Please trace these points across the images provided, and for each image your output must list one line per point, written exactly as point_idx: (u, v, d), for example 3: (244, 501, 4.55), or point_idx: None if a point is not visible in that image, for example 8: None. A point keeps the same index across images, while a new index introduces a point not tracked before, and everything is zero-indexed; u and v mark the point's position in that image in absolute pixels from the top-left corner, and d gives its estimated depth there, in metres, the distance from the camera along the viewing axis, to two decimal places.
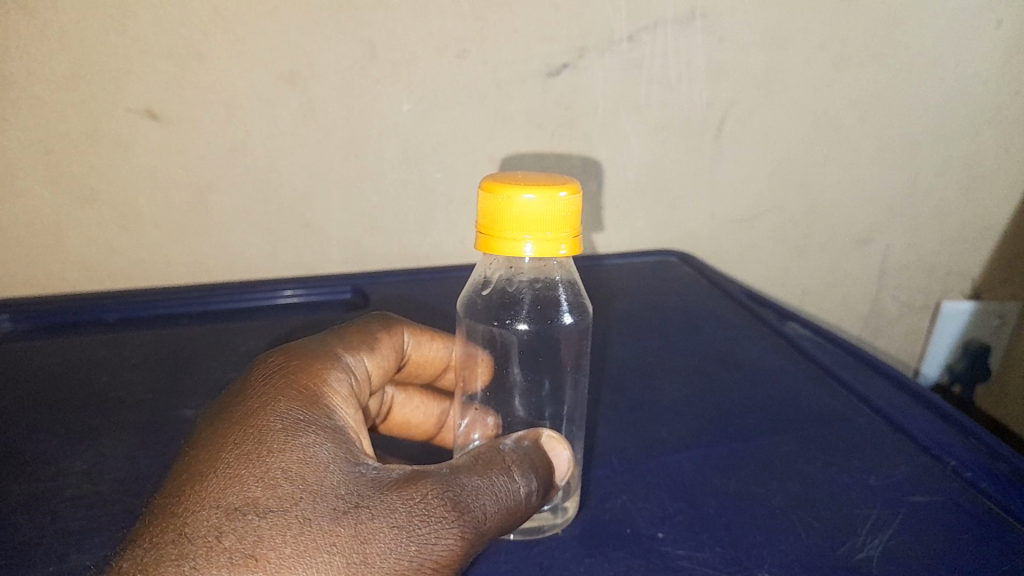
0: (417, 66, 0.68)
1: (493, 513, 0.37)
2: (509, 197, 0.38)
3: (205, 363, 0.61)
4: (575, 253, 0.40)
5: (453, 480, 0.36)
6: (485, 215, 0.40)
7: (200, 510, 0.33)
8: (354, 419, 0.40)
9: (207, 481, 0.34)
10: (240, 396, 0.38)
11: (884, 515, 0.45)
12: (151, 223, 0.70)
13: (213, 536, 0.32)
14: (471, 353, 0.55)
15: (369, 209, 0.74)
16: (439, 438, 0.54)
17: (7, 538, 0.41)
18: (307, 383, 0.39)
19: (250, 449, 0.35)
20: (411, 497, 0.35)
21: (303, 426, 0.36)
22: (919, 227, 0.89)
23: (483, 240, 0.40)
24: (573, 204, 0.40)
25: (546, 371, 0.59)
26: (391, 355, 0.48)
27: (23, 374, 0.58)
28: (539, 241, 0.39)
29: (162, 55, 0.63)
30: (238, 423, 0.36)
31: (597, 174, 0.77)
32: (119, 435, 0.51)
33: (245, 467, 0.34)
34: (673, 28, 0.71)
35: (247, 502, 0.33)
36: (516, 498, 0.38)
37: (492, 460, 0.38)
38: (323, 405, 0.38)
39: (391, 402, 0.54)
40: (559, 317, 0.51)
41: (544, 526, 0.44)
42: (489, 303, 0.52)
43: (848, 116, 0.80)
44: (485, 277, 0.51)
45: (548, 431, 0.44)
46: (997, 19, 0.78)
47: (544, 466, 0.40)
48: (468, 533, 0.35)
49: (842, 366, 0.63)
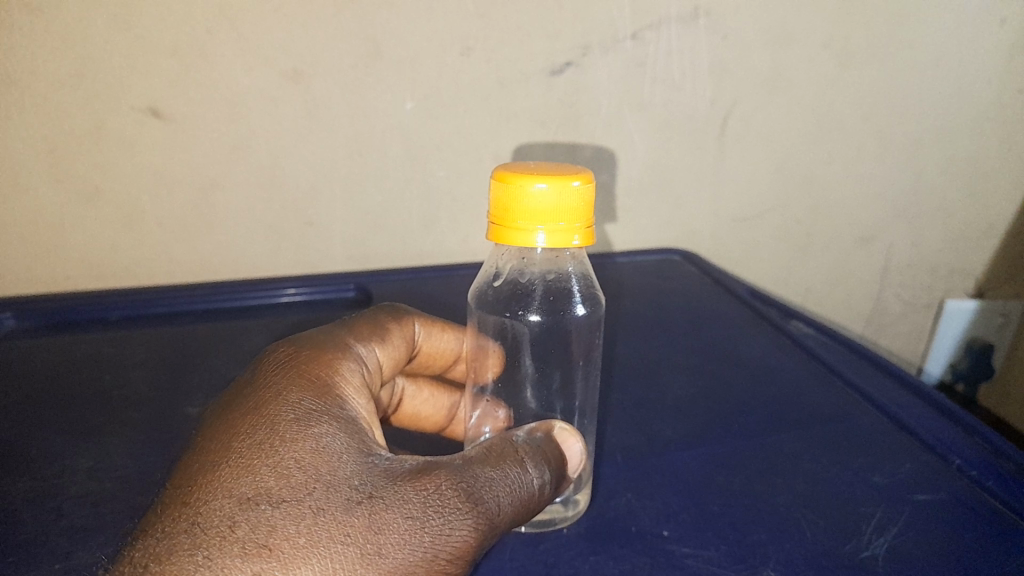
0: (421, 64, 0.68)
1: (506, 506, 0.36)
2: (522, 187, 0.38)
3: (211, 360, 0.61)
4: (587, 244, 0.40)
5: (466, 471, 0.36)
6: (497, 205, 0.40)
7: (211, 500, 0.33)
8: (366, 409, 0.40)
9: (219, 471, 0.34)
10: (251, 386, 0.38)
11: (890, 514, 0.45)
12: (154, 221, 0.70)
13: (226, 526, 0.32)
14: (483, 345, 0.55)
15: (372, 208, 0.74)
16: (449, 431, 0.54)
17: (12, 535, 0.41)
18: (318, 373, 0.39)
19: (262, 438, 0.35)
20: (425, 488, 0.35)
21: (315, 416, 0.36)
22: (923, 225, 0.89)
23: (494, 231, 0.40)
24: (586, 194, 0.40)
25: (557, 366, 0.58)
26: (402, 346, 0.48)
27: (29, 371, 0.58)
28: (552, 232, 0.39)
29: (166, 52, 0.63)
30: (249, 413, 0.36)
31: (600, 173, 0.77)
32: (124, 432, 0.51)
33: (257, 457, 0.34)
34: (676, 25, 0.71)
35: (259, 492, 0.33)
36: (529, 490, 0.38)
37: (505, 452, 0.38)
38: (334, 395, 0.38)
39: (401, 393, 0.53)
40: (572, 309, 0.51)
41: (554, 520, 0.44)
42: (499, 295, 0.52)
43: (852, 115, 0.80)
44: (497, 269, 0.51)
45: (561, 423, 0.44)
46: (1002, 17, 0.78)
47: (556, 458, 0.40)
48: (482, 524, 0.35)
49: (845, 364, 0.63)
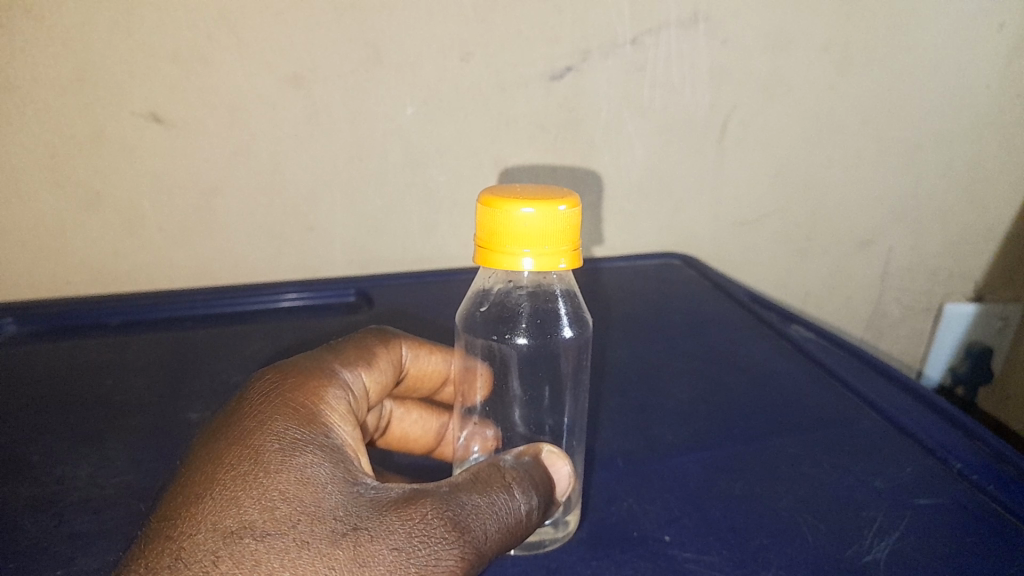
0: (422, 69, 0.68)
1: (494, 532, 0.36)
2: (507, 212, 0.38)
3: (209, 366, 0.61)
4: (575, 266, 0.40)
5: (453, 499, 0.36)
6: (483, 229, 0.40)
7: (195, 534, 0.33)
8: (352, 437, 0.40)
9: (204, 502, 0.34)
10: (236, 413, 0.38)
11: (892, 518, 0.45)
12: (155, 226, 0.70)
13: (211, 561, 0.32)
14: (470, 366, 0.55)
15: (373, 212, 0.74)
16: (438, 453, 0.53)
17: (14, 540, 0.40)
18: (304, 401, 0.39)
19: (247, 470, 0.35)
20: (411, 517, 0.35)
21: (300, 445, 0.36)
22: (922, 229, 0.89)
23: (481, 253, 0.40)
24: (573, 217, 0.39)
25: (546, 386, 0.57)
26: (389, 370, 0.48)
27: (28, 377, 0.58)
28: (538, 255, 0.38)
29: (167, 58, 0.63)
30: (234, 443, 0.36)
31: (600, 179, 0.77)
32: (126, 438, 0.51)
33: (242, 489, 0.34)
34: (676, 31, 0.72)
35: (244, 525, 0.33)
36: (517, 516, 0.38)
37: (492, 478, 0.38)
38: (320, 423, 0.38)
39: (390, 416, 0.53)
40: (559, 331, 0.51)
41: (545, 541, 0.43)
42: (486, 317, 0.52)
43: (851, 119, 0.81)
44: (483, 292, 0.51)
45: (549, 445, 0.43)
46: (999, 21, 0.78)
47: (545, 482, 0.40)
48: (469, 553, 0.35)
49: (845, 368, 0.63)
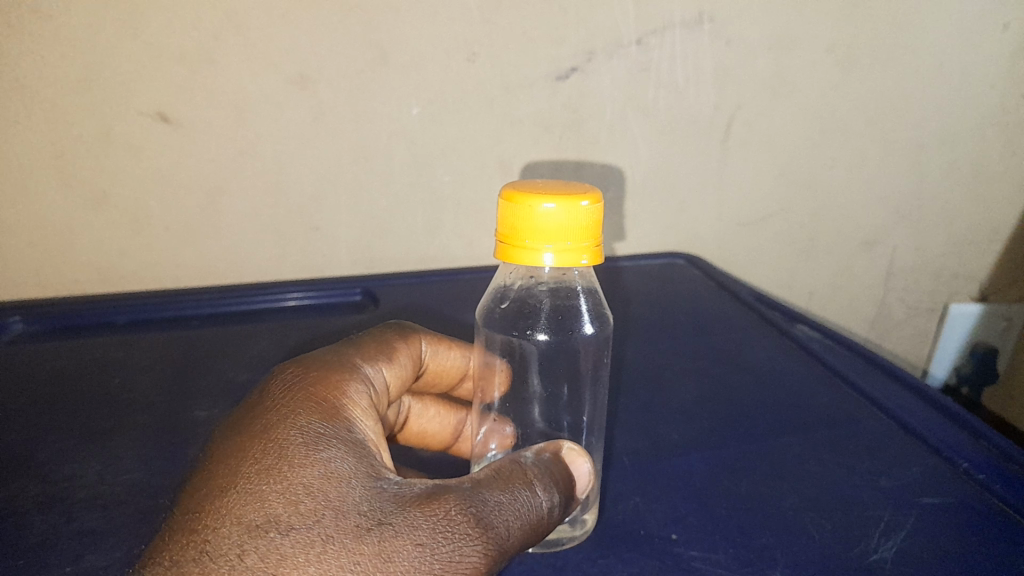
0: (428, 70, 0.68)
1: (516, 529, 0.36)
2: (529, 207, 0.38)
3: (220, 364, 0.61)
4: (595, 263, 0.40)
5: (475, 495, 0.36)
6: (504, 224, 0.40)
7: (220, 528, 0.33)
8: (374, 432, 0.40)
9: (228, 497, 0.34)
10: (258, 408, 0.38)
11: (898, 517, 0.45)
12: (161, 225, 0.70)
13: (236, 555, 0.32)
14: (489, 362, 0.54)
15: (378, 213, 0.74)
16: (454, 449, 0.53)
17: (22, 538, 0.41)
18: (326, 396, 0.39)
19: (270, 464, 0.35)
20: (434, 513, 0.34)
21: (323, 439, 0.36)
22: (927, 229, 0.89)
23: (501, 248, 0.40)
24: (594, 214, 0.39)
25: (564, 384, 0.58)
26: (408, 366, 0.48)
27: (37, 375, 0.58)
28: (560, 251, 0.38)
29: (174, 58, 0.63)
30: (257, 437, 0.36)
31: (604, 179, 0.77)
32: (134, 435, 0.51)
33: (266, 483, 0.34)
34: (680, 31, 0.72)
35: (268, 519, 0.33)
36: (539, 513, 0.38)
37: (514, 474, 0.38)
38: (342, 417, 0.38)
39: (408, 412, 0.53)
40: (580, 327, 0.51)
41: (563, 539, 0.43)
42: (506, 313, 0.51)
43: (856, 119, 0.81)
44: (503, 290, 0.51)
45: (569, 442, 0.43)
46: (1004, 22, 0.79)
47: (565, 479, 0.40)
48: (492, 550, 0.35)
49: (850, 367, 0.63)
